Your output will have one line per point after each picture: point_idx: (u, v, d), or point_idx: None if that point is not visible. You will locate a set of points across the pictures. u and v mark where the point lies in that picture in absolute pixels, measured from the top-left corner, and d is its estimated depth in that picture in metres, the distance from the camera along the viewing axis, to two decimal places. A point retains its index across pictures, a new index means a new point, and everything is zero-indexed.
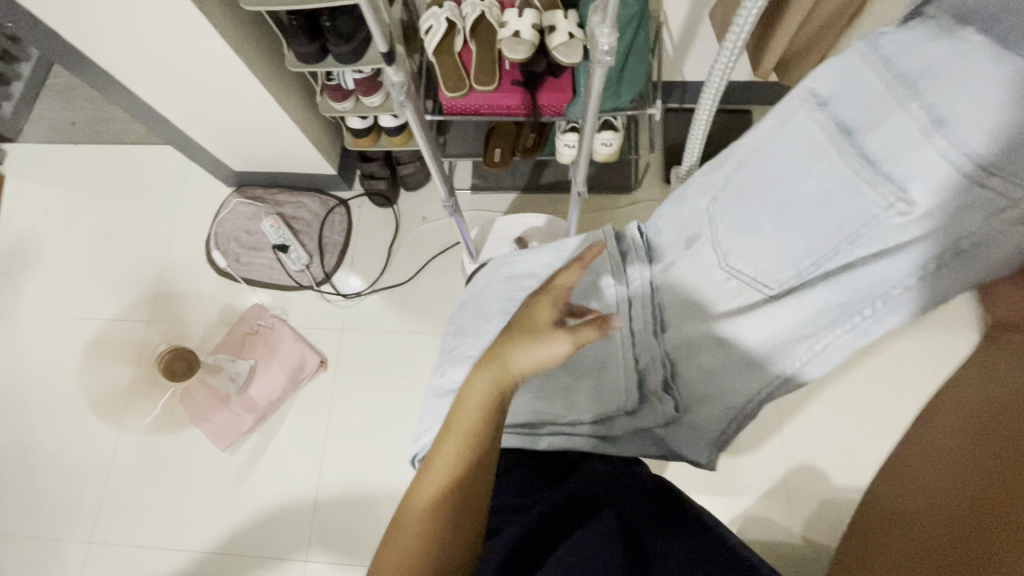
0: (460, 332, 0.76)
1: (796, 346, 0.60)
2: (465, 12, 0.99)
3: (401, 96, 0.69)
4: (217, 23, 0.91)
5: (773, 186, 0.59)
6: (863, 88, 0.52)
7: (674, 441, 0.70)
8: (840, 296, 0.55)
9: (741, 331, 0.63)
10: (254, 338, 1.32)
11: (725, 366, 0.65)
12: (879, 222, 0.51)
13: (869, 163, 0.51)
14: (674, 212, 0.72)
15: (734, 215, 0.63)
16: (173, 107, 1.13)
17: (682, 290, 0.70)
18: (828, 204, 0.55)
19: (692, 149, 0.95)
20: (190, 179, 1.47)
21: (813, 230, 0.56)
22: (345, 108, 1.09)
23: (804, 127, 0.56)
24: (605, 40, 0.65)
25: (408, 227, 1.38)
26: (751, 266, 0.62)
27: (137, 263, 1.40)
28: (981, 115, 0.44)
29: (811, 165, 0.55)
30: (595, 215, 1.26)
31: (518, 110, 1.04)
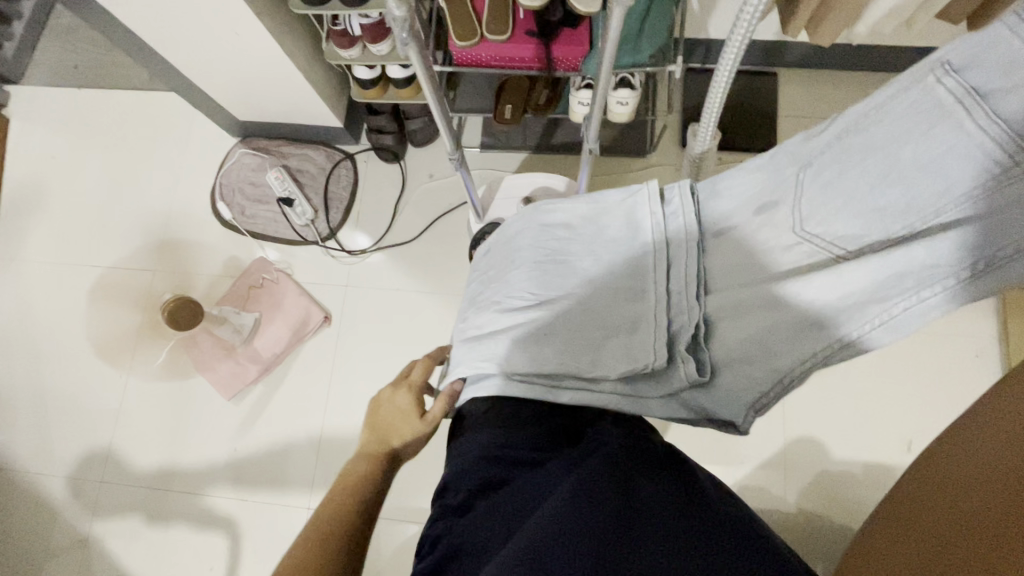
0: (489, 278, 0.73)
1: (869, 310, 0.51)
2: None
3: (404, 34, 0.65)
4: None
5: (869, 146, 0.51)
6: (1002, 54, 0.45)
7: (707, 408, 0.61)
8: (929, 259, 0.48)
9: (801, 296, 0.55)
10: (259, 291, 1.32)
11: (782, 330, 0.56)
12: (994, 189, 0.45)
13: (1002, 124, 0.45)
14: (738, 178, 0.63)
15: (816, 177, 0.55)
16: (174, 51, 1.09)
17: (739, 255, 0.61)
18: (938, 165, 0.47)
19: (712, 111, 0.90)
20: (195, 128, 1.44)
21: (913, 191, 0.49)
22: (351, 56, 1.04)
23: (923, 90, 0.49)
24: None
25: (414, 184, 1.36)
26: (830, 229, 0.54)
27: (142, 212, 1.39)
28: None
29: (926, 126, 0.48)
30: (607, 177, 1.23)
31: (531, 63, 1.00)
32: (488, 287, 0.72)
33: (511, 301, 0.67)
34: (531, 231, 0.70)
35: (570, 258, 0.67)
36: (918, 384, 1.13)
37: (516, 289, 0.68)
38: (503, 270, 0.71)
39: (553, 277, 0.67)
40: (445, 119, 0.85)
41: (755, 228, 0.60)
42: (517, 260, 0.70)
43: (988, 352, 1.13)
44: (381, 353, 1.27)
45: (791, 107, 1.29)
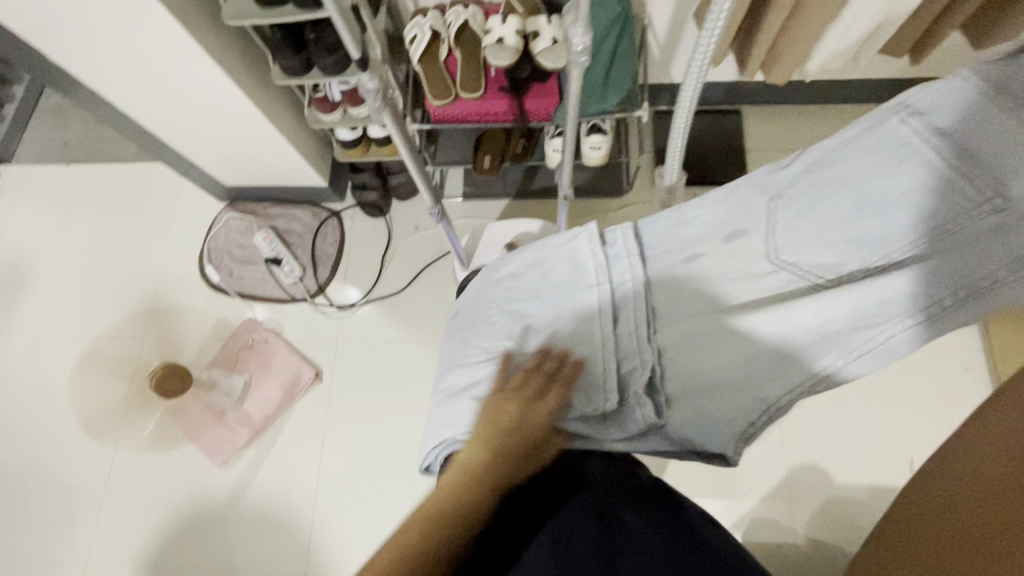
0: (452, 339, 0.72)
1: (853, 337, 0.54)
2: (449, 21, 1.00)
3: (377, 104, 0.70)
4: (203, 41, 0.91)
5: (842, 180, 0.56)
6: (957, 102, 0.52)
7: (693, 442, 0.59)
8: (902, 288, 0.52)
9: (783, 322, 0.56)
10: (248, 353, 1.32)
11: (767, 357, 0.57)
12: (972, 220, 0.50)
13: (966, 158, 0.50)
14: (705, 208, 0.66)
15: (790, 208, 0.59)
16: (162, 124, 1.13)
17: (712, 286, 0.62)
18: (903, 200, 0.52)
19: (674, 147, 0.92)
20: (182, 195, 1.47)
21: (885, 221, 0.53)
22: (333, 119, 1.09)
23: (889, 131, 0.54)
24: (580, 40, 0.64)
25: (400, 236, 1.38)
26: (807, 258, 0.58)
27: (130, 280, 1.40)
28: None
29: (891, 164, 0.53)
30: (587, 218, 1.26)
31: (505, 116, 1.04)
32: (454, 348, 0.71)
33: (468, 357, 0.67)
34: (495, 286, 0.71)
35: (523, 308, 0.68)
36: (912, 402, 1.14)
37: (479, 341, 0.67)
38: (467, 326, 0.71)
39: (512, 328, 0.67)
40: (423, 178, 0.88)
41: (728, 254, 0.63)
42: (480, 318, 0.70)
43: (976, 364, 1.14)
44: (374, 407, 1.25)
45: (757, 141, 1.35)
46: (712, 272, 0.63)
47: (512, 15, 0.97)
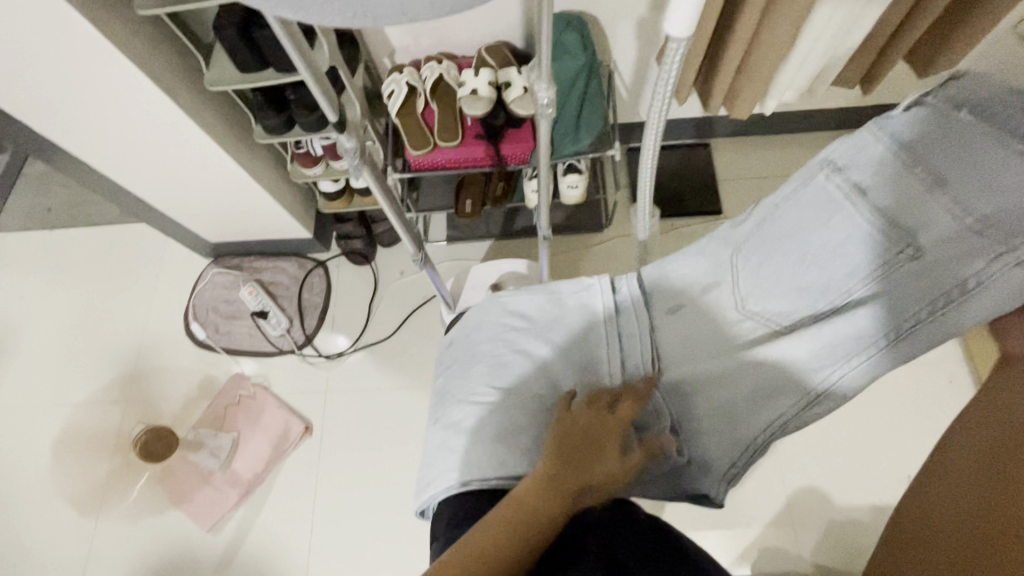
0: (449, 378, 0.75)
1: (812, 373, 0.63)
2: (424, 76, 1.05)
3: (356, 161, 0.76)
4: (186, 106, 0.94)
5: (787, 235, 0.66)
6: (871, 157, 0.62)
7: (695, 476, 0.68)
8: (846, 329, 0.61)
9: (752, 364, 0.66)
10: (236, 409, 1.29)
11: (744, 399, 0.66)
12: (899, 266, 0.58)
13: (883, 215, 0.59)
14: (682, 262, 0.75)
15: (748, 260, 0.69)
16: (146, 186, 1.15)
17: (692, 333, 0.72)
18: (840, 250, 0.62)
19: (642, 195, 0.96)
20: (167, 254, 1.47)
21: (826, 272, 0.62)
22: (315, 173, 1.12)
23: (820, 187, 0.64)
24: (544, 93, 0.67)
25: (386, 282, 1.39)
26: (767, 305, 0.67)
27: (114, 342, 1.38)
28: (985, 184, 0.55)
29: (825, 219, 0.63)
30: (569, 255, 1.29)
31: (483, 162, 1.08)
32: (458, 380, 0.73)
33: (474, 399, 0.70)
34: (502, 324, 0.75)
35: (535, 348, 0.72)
36: (904, 418, 1.14)
37: (491, 380, 0.71)
38: (471, 361, 0.73)
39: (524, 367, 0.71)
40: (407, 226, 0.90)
41: (702, 302, 0.72)
42: (485, 355, 0.73)
43: (961, 376, 1.16)
44: (366, 457, 1.23)
45: (728, 172, 1.40)
46: (692, 317, 0.73)
47: (484, 68, 1.02)
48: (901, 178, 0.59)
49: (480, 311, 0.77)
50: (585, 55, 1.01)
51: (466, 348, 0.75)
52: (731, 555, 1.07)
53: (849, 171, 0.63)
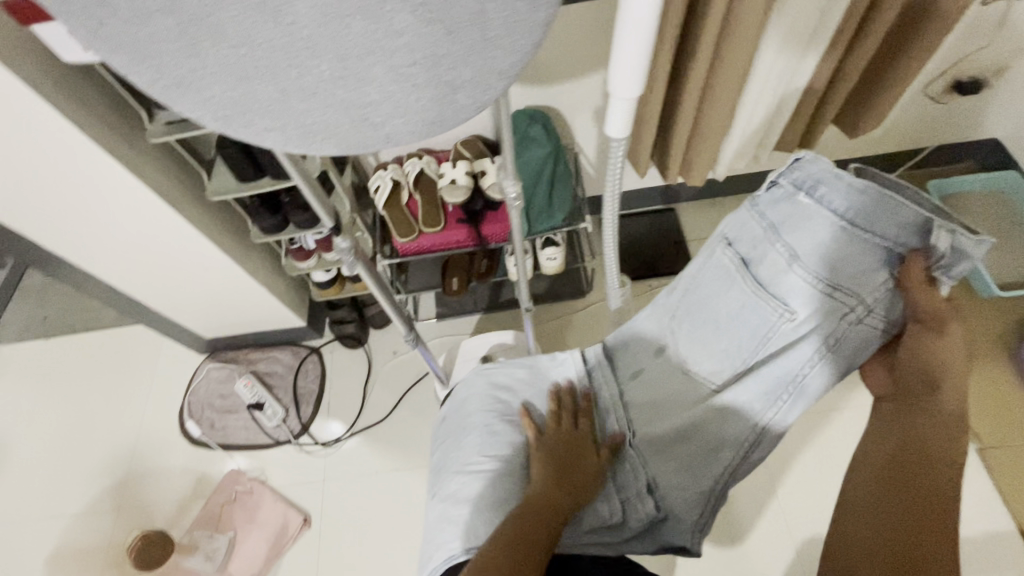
0: (444, 451, 0.78)
1: (741, 431, 0.68)
2: (407, 171, 1.15)
3: (351, 258, 0.82)
4: (188, 215, 1.02)
5: (704, 303, 0.74)
6: (749, 232, 0.69)
7: (665, 531, 0.73)
8: (758, 389, 0.66)
9: (693, 426, 0.71)
10: (231, 507, 1.27)
11: (693, 459, 0.71)
12: (784, 327, 0.64)
13: (760, 285, 0.66)
14: (638, 327, 0.83)
15: (681, 326, 0.76)
16: (145, 290, 1.20)
17: (651, 396, 0.78)
18: (739, 318, 0.68)
19: (611, 270, 0.99)
20: (163, 353, 1.50)
21: (735, 336, 0.69)
22: (309, 265, 1.18)
23: (718, 261, 0.72)
24: (511, 189, 0.75)
25: (380, 363, 1.42)
26: (700, 366, 0.73)
27: (107, 447, 1.37)
28: (829, 254, 0.60)
29: (726, 289, 0.70)
30: (556, 321, 1.34)
31: (466, 243, 1.16)
32: (455, 453, 0.76)
33: (469, 470, 0.73)
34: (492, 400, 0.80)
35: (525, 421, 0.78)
36: None
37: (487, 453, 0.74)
38: (465, 434, 0.77)
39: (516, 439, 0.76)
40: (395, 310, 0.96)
41: (656, 366, 0.79)
42: (479, 428, 0.77)
43: None
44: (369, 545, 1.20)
45: (696, 232, 1.50)
46: (652, 379, 0.78)
47: (461, 160, 1.13)
48: (823, 231, 0.61)
49: (469, 387, 0.82)
50: (549, 142, 1.14)
51: (458, 423, 0.80)
52: None
53: (769, 226, 0.66)
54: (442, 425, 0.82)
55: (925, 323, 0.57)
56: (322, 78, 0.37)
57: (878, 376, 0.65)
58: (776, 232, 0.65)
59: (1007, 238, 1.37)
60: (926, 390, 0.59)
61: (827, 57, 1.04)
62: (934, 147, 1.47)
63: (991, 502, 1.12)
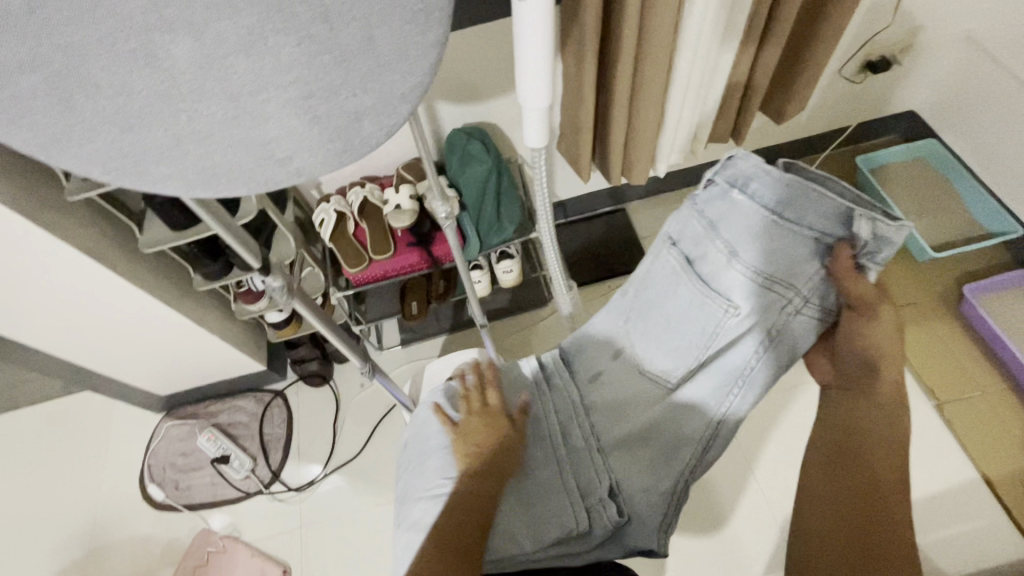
0: (409, 477, 0.76)
1: (700, 424, 0.71)
2: (351, 200, 1.13)
3: (285, 296, 0.77)
4: (122, 271, 0.97)
5: (654, 303, 0.75)
6: (691, 230, 0.72)
7: (629, 536, 0.71)
8: (713, 382, 0.70)
9: (653, 426, 0.73)
10: (205, 570, 1.21)
11: (657, 458, 0.72)
12: (730, 320, 0.68)
13: (705, 282, 0.69)
14: (592, 333, 0.84)
15: (634, 327, 0.78)
16: (87, 355, 1.14)
17: (611, 399, 0.78)
18: (687, 315, 0.71)
19: (556, 279, 1.03)
20: (116, 417, 1.43)
21: (684, 333, 0.72)
22: (260, 307, 1.15)
23: (664, 260, 0.74)
24: (443, 210, 0.76)
25: (348, 398, 1.39)
26: (655, 366, 0.75)
27: (63, 526, 1.29)
28: (763, 247, 0.65)
29: (673, 288, 0.73)
30: (521, 333, 1.34)
31: (419, 266, 1.15)
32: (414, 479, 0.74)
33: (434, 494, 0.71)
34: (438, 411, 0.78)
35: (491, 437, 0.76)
36: None
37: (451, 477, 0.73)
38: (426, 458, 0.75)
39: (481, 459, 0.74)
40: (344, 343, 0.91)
41: (614, 369, 0.79)
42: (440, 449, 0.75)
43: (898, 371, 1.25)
44: None
45: (649, 230, 1.53)
46: (611, 381, 0.79)
47: (404, 184, 1.12)
48: (758, 225, 0.66)
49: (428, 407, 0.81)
50: (489, 156, 1.12)
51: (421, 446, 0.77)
52: None
53: (708, 224, 0.70)
54: (407, 450, 0.80)
55: (856, 309, 0.65)
56: (215, 120, 0.37)
57: (823, 365, 0.73)
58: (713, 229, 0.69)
59: (936, 201, 1.45)
60: (864, 378, 0.66)
61: (742, 49, 1.10)
62: (858, 124, 1.55)
63: (956, 455, 1.16)
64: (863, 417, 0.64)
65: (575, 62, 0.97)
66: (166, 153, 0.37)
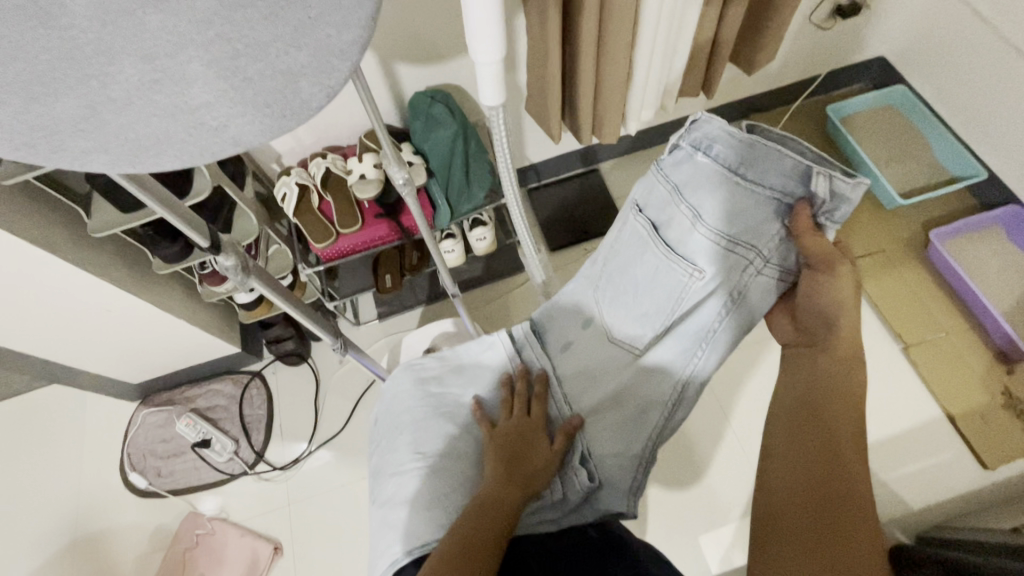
0: (380, 451, 0.77)
1: (666, 387, 0.72)
2: (312, 172, 1.09)
3: (241, 276, 0.76)
4: (74, 258, 0.93)
5: (623, 271, 0.75)
6: (658, 197, 0.71)
7: (601, 502, 0.72)
8: (680, 345, 0.70)
9: (623, 391, 0.74)
10: (195, 552, 1.21)
11: (625, 422, 0.73)
12: (695, 284, 0.67)
13: (670, 247, 0.69)
14: (562, 302, 0.84)
15: (604, 296, 0.78)
16: (49, 347, 1.10)
17: (581, 367, 0.79)
18: (654, 280, 0.71)
19: (524, 238, 1.00)
20: (89, 409, 1.39)
21: (652, 298, 0.72)
22: (228, 288, 1.11)
23: (632, 228, 0.74)
24: (400, 176, 0.75)
25: (327, 375, 1.37)
26: (623, 332, 0.75)
27: (44, 520, 1.27)
28: (725, 209, 0.64)
29: (641, 254, 0.73)
30: (498, 302, 1.33)
31: (389, 238, 1.12)
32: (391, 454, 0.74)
33: (405, 468, 0.72)
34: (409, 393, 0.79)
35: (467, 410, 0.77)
36: None
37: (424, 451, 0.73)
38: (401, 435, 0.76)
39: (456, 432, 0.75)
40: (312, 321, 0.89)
41: (583, 339, 0.80)
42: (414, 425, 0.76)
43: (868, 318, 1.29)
44: (347, 561, 1.17)
45: (622, 190, 1.51)
46: (581, 350, 0.80)
47: (367, 153, 1.08)
48: (719, 187, 0.65)
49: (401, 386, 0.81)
50: (455, 121, 1.09)
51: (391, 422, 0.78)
52: (725, 548, 1.09)
53: (674, 189, 0.69)
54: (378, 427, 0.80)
55: (815, 267, 0.62)
56: (134, 87, 0.34)
57: (782, 323, 0.72)
58: (678, 193, 0.69)
59: (905, 148, 1.45)
60: (825, 335, 0.66)
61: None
62: (828, 72, 1.53)
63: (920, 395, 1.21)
64: (823, 374, 0.64)
65: (537, 16, 0.93)
66: (84, 125, 0.35)
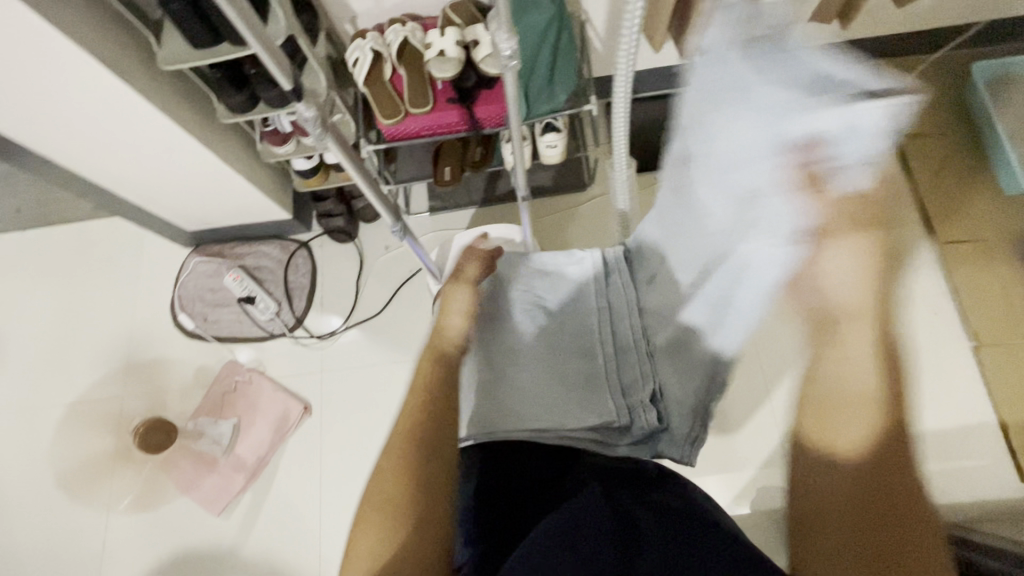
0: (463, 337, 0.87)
1: (728, 319, 0.75)
2: (389, 40, 1.01)
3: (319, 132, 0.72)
4: (141, 88, 0.90)
5: (688, 186, 0.73)
6: (694, 108, 0.65)
7: (661, 446, 0.81)
8: (737, 280, 0.71)
9: (706, 334, 0.78)
10: (233, 396, 1.30)
11: (702, 368, 0.80)
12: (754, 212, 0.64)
13: (720, 170, 0.65)
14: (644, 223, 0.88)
15: (673, 213, 0.79)
16: (113, 178, 1.11)
17: (662, 299, 0.85)
18: (716, 203, 0.69)
19: (618, 155, 0.90)
20: (146, 246, 1.44)
21: (715, 224, 0.71)
22: (287, 151, 1.08)
23: (682, 142, 0.71)
24: (506, 46, 0.63)
25: (372, 258, 1.38)
26: (692, 256, 0.78)
27: (102, 339, 1.37)
28: (739, 131, 0.59)
29: (700, 173, 0.69)
30: (555, 216, 1.27)
31: (458, 126, 1.05)
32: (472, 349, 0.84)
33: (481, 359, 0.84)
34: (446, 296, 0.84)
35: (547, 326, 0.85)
36: None
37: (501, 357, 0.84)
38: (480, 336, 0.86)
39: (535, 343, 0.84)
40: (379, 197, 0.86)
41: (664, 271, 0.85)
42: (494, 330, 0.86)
43: (945, 308, 1.19)
44: (369, 431, 1.24)
45: None
46: (661, 286, 0.85)
47: (450, 27, 0.98)
48: (727, 108, 0.60)
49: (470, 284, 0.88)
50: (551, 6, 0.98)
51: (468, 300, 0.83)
52: (730, 498, 1.11)
53: (701, 99, 0.63)
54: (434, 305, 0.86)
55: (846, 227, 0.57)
56: None
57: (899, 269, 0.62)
58: (731, 109, 0.60)
59: None
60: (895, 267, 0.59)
61: None
62: (988, 20, 1.30)
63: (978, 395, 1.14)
64: (860, 372, 0.57)
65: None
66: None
